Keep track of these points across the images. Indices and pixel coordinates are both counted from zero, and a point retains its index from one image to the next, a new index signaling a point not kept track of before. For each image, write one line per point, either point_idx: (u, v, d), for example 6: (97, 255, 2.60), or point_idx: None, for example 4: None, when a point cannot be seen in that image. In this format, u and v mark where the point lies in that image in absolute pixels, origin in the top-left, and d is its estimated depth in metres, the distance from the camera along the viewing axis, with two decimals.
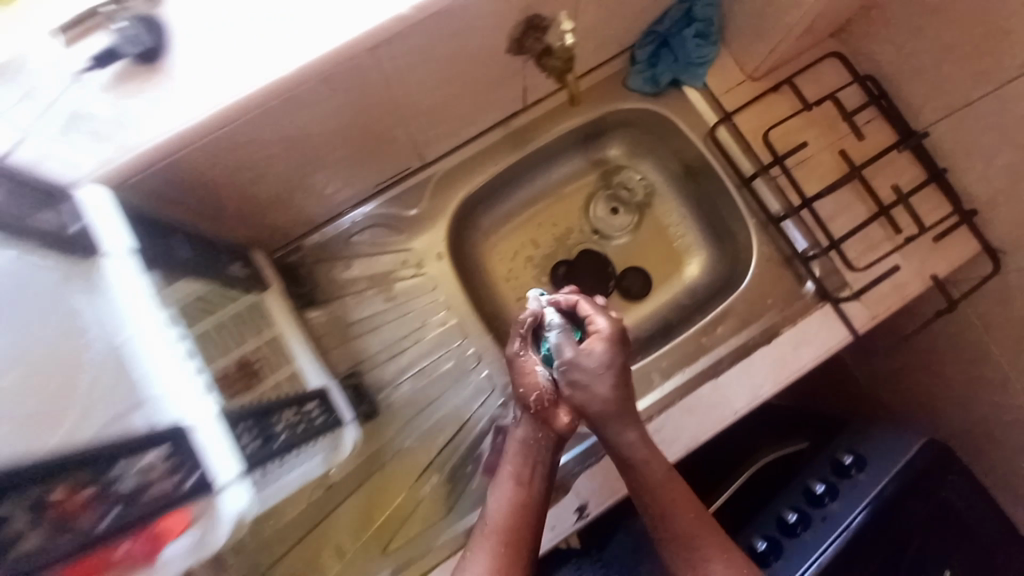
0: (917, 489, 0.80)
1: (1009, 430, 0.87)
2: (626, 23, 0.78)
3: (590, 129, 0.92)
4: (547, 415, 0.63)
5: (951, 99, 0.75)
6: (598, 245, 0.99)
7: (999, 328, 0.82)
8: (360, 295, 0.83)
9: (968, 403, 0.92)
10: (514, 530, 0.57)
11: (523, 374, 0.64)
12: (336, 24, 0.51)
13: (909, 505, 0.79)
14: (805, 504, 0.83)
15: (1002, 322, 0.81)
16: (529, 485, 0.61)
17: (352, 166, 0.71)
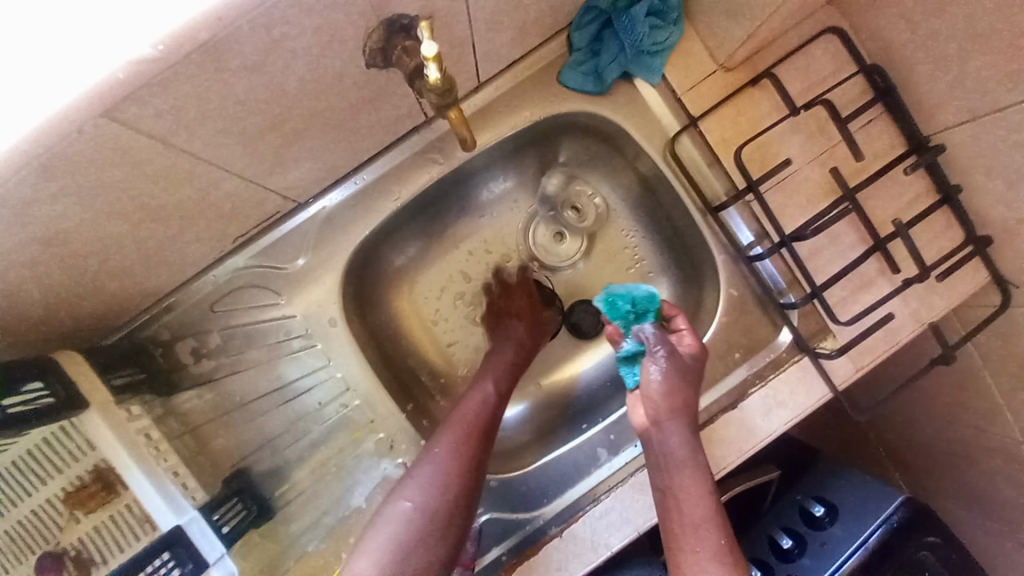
0: (892, 550, 0.72)
1: (994, 464, 0.78)
2: (550, 1, 0.57)
3: (520, 138, 0.71)
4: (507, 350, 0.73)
5: (974, 103, 0.57)
6: (546, 284, 0.82)
7: (998, 364, 0.71)
8: (240, 373, 0.66)
9: (952, 432, 0.83)
10: (451, 514, 0.55)
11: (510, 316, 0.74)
12: (51, 76, 0.35)
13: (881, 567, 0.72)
14: (773, 559, 0.79)
15: (1002, 358, 0.70)
16: (494, 413, 0.63)
17: (180, 229, 0.53)
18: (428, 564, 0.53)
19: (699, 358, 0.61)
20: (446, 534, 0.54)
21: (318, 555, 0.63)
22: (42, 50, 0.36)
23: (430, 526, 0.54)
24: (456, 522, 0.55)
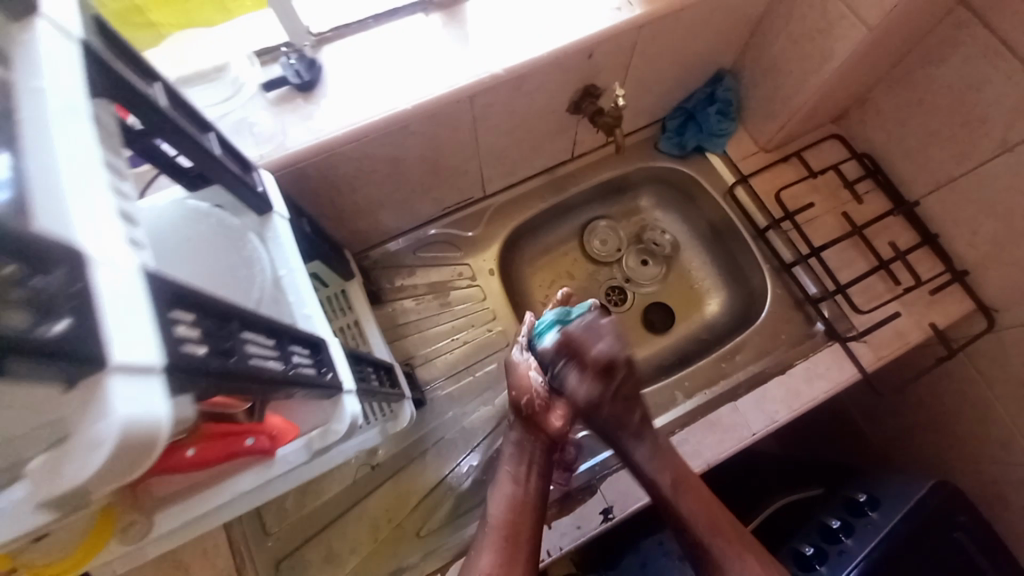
0: (934, 530, 0.81)
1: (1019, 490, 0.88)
2: (661, 98, 0.97)
3: (622, 182, 1.08)
4: (540, 422, 0.73)
5: (936, 176, 0.88)
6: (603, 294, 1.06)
7: (997, 376, 0.87)
8: (419, 299, 0.96)
9: (979, 461, 0.94)
10: (508, 534, 0.65)
11: (518, 379, 0.74)
12: (446, 72, 0.68)
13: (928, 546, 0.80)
14: (821, 541, 0.85)
15: (999, 372, 0.86)
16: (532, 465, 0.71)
17: (430, 188, 0.86)
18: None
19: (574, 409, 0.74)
20: (518, 555, 0.64)
21: (450, 441, 0.88)
22: (428, 62, 0.69)
23: (496, 547, 0.64)
24: (524, 543, 0.65)
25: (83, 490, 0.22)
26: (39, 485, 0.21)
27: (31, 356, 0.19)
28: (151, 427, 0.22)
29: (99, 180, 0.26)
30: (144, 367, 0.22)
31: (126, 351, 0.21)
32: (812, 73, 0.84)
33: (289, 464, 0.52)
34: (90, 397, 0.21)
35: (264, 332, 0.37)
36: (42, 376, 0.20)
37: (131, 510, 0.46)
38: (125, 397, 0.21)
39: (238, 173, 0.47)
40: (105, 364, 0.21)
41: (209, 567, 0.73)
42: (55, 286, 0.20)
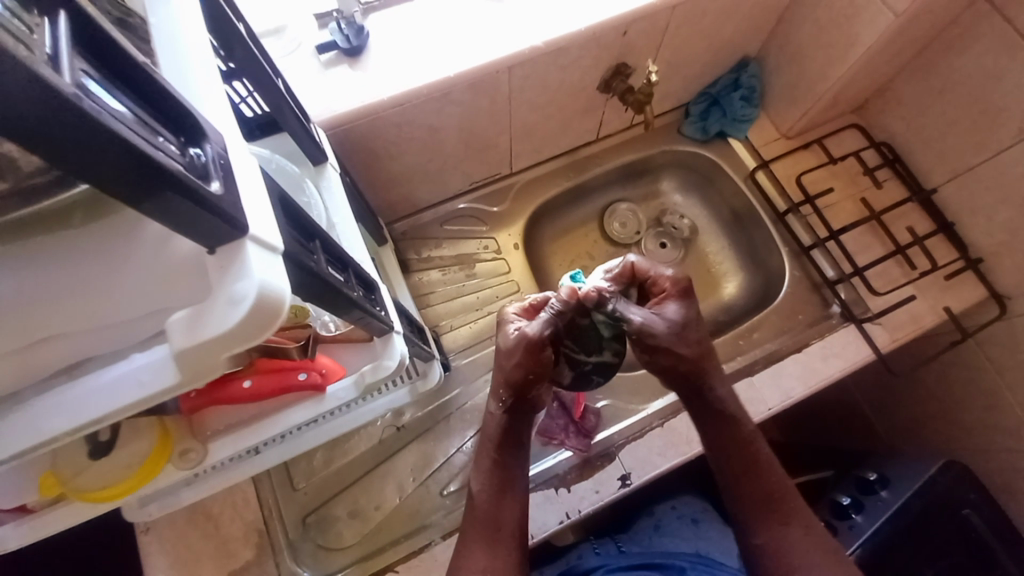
0: (944, 511, 0.79)
1: None
2: (687, 82, 0.99)
3: (644, 165, 1.10)
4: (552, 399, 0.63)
5: (954, 164, 0.89)
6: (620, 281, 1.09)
7: (1009, 364, 0.85)
8: (445, 270, 0.99)
9: (985, 449, 0.90)
10: (500, 525, 0.61)
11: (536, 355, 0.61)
12: (486, 44, 0.71)
13: (943, 529, 0.79)
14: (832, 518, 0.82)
15: (1012, 360, 0.84)
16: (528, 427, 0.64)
17: (462, 161, 0.89)
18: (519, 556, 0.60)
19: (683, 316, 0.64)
20: (506, 542, 0.60)
21: (472, 407, 0.90)
22: (469, 33, 0.71)
23: (485, 534, 0.61)
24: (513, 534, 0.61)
25: (210, 353, 0.25)
26: (176, 338, 0.24)
27: (187, 201, 0.22)
28: (277, 297, 0.25)
29: (214, 74, 0.28)
30: (269, 243, 0.25)
31: (258, 225, 0.25)
32: (837, 61, 0.86)
33: (340, 401, 0.54)
34: (230, 260, 0.24)
35: (334, 258, 0.40)
36: (194, 238, 0.24)
37: (188, 437, 0.49)
38: (259, 264, 0.25)
39: (300, 117, 0.51)
40: (243, 231, 0.24)
41: (241, 516, 0.77)
42: (205, 158, 0.24)
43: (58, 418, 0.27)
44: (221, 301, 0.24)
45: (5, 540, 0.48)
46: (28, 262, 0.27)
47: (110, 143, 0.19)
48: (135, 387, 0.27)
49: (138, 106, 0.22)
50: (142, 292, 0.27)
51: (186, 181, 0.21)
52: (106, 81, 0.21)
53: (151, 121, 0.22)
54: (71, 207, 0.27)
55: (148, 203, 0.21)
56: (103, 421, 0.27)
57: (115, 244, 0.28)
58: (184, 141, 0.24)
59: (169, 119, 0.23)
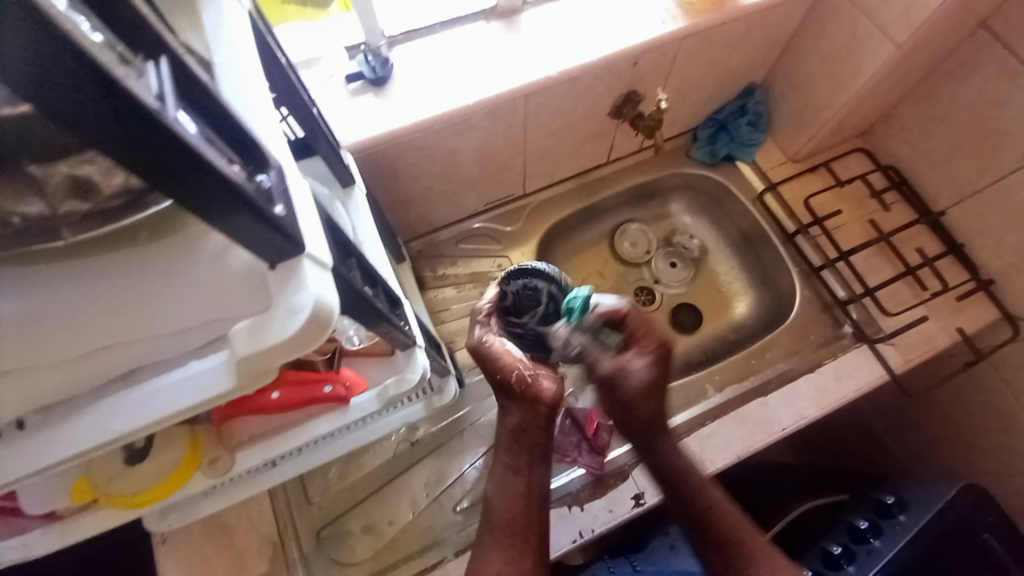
0: (965, 536, 0.77)
1: None
2: (696, 108, 1.02)
3: (653, 187, 1.13)
4: (533, 395, 0.60)
5: (961, 187, 0.91)
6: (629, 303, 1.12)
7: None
8: (460, 287, 1.02)
9: (1004, 473, 0.88)
10: (514, 530, 0.60)
11: (495, 358, 0.61)
12: (504, 73, 0.74)
13: (964, 555, 0.77)
14: (850, 541, 0.81)
15: None
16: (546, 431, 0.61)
17: (478, 183, 0.92)
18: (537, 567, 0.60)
19: (654, 376, 0.62)
20: (523, 552, 0.60)
21: (486, 424, 0.91)
22: (487, 64, 0.75)
23: (501, 544, 0.60)
24: (532, 541, 0.60)
25: (267, 359, 0.27)
26: (241, 344, 0.27)
27: (258, 220, 0.25)
28: (330, 310, 0.27)
29: (269, 108, 0.32)
30: (322, 261, 0.28)
31: (313, 243, 0.28)
32: (841, 88, 0.89)
33: (363, 412, 0.55)
34: (289, 275, 0.27)
35: (366, 274, 0.42)
36: (259, 253, 0.27)
37: (217, 446, 0.51)
38: (314, 279, 0.28)
39: (332, 142, 0.55)
40: (301, 248, 0.27)
41: (256, 530, 0.78)
42: (269, 184, 0.27)
43: (118, 419, 0.29)
44: (282, 311, 0.27)
45: (34, 545, 0.50)
46: (96, 276, 0.30)
47: (201, 170, 0.22)
48: (192, 392, 0.29)
49: (218, 136, 0.25)
50: (201, 302, 0.30)
51: (257, 203, 0.25)
52: (195, 116, 0.24)
53: (228, 150, 0.25)
54: (139, 227, 0.30)
55: (223, 220, 0.25)
56: (159, 424, 0.29)
57: (172, 260, 0.30)
58: (252, 167, 0.27)
59: (242, 148, 0.26)
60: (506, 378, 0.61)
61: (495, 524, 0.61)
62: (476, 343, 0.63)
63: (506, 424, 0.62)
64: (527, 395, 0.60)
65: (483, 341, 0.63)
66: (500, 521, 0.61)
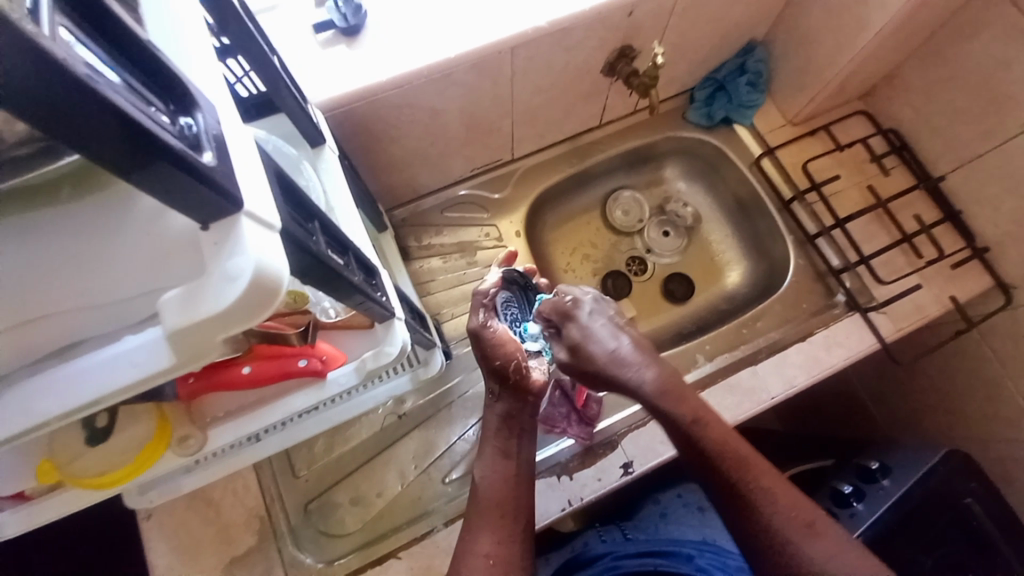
0: (945, 501, 0.78)
1: None
2: (693, 66, 0.97)
3: (648, 151, 1.08)
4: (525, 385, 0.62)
5: (962, 152, 0.87)
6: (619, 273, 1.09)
7: (1012, 354, 0.84)
8: (447, 257, 0.98)
9: (985, 440, 0.89)
10: (505, 509, 0.59)
11: (498, 344, 0.62)
12: (487, 24, 0.68)
13: (942, 520, 0.78)
14: (833, 506, 0.82)
15: (1015, 350, 0.83)
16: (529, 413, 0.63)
17: (463, 147, 0.88)
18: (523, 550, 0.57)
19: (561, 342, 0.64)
20: (513, 534, 0.58)
21: (475, 395, 0.90)
22: (469, 11, 0.69)
23: (492, 525, 0.58)
24: (520, 522, 0.59)
25: (206, 332, 0.25)
26: (173, 315, 0.24)
27: (181, 171, 0.22)
28: (273, 277, 0.25)
29: (206, 48, 0.28)
30: (265, 221, 0.26)
31: (253, 200, 0.26)
32: (844, 45, 0.84)
33: (340, 387, 0.53)
34: (225, 236, 0.25)
35: (334, 242, 0.39)
36: (187, 212, 0.24)
37: (184, 423, 0.48)
38: (254, 241, 0.25)
39: (297, 97, 0.50)
40: (238, 205, 0.25)
41: (241, 503, 0.77)
42: (196, 128, 0.24)
43: (50, 400, 0.26)
44: (218, 278, 0.24)
45: (3, 526, 0.47)
46: (12, 240, 0.26)
47: (96, 108, 0.19)
48: (132, 366, 0.26)
49: (130, 72, 0.22)
50: (138, 268, 0.27)
51: (175, 149, 0.21)
52: (92, 45, 0.21)
53: (144, 89, 0.22)
54: (59, 181, 0.26)
55: (138, 173, 0.21)
56: (97, 404, 0.27)
57: (102, 226, 0.27)
58: (175, 109, 0.24)
59: (160, 85, 0.23)
60: (506, 365, 0.62)
61: (486, 507, 0.59)
62: (475, 328, 0.64)
63: (494, 410, 0.64)
64: (518, 385, 0.62)
65: (483, 326, 0.64)
66: (490, 503, 0.60)
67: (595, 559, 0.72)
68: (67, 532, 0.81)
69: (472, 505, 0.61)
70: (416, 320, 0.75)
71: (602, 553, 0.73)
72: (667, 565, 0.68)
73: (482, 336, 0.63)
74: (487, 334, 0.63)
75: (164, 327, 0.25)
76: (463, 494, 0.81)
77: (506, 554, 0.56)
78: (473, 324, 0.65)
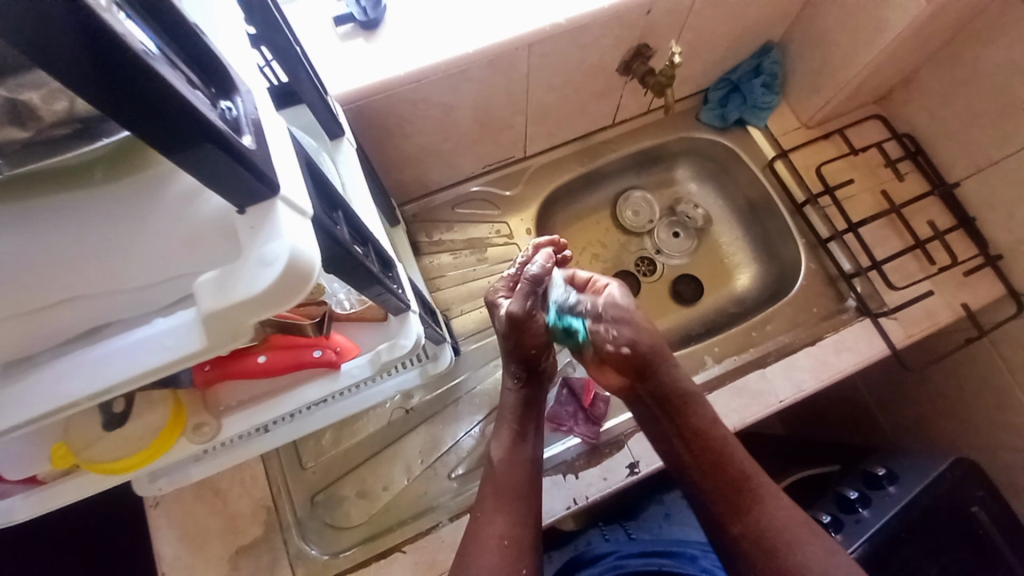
0: (953, 509, 0.78)
1: None
2: (708, 67, 0.97)
3: (660, 152, 1.08)
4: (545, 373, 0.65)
5: (977, 159, 0.87)
6: (628, 273, 1.09)
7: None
8: (456, 254, 0.98)
9: (993, 449, 0.89)
10: (518, 493, 0.59)
11: (537, 335, 0.61)
12: (505, 19, 0.68)
13: (950, 528, 0.77)
14: (838, 511, 0.81)
15: None
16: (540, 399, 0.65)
17: (475, 143, 0.88)
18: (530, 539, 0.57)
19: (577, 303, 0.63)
20: (525, 516, 0.58)
21: (483, 392, 0.90)
22: (488, 7, 0.69)
23: (502, 508, 0.58)
24: (530, 508, 0.59)
25: (238, 316, 0.25)
26: (207, 298, 0.24)
27: (223, 153, 0.22)
28: (306, 264, 0.25)
29: (242, 35, 0.29)
30: (299, 207, 0.26)
31: (287, 186, 0.26)
32: (862, 48, 0.83)
33: (353, 379, 0.53)
34: (260, 220, 0.25)
35: (356, 232, 0.39)
36: (224, 195, 0.24)
37: (198, 410, 0.49)
38: (289, 227, 0.25)
39: (319, 89, 0.50)
40: (274, 190, 0.25)
41: (248, 494, 0.78)
42: (235, 111, 0.25)
43: (80, 382, 0.27)
44: (252, 262, 0.24)
45: (13, 510, 0.48)
46: (42, 220, 0.27)
47: (148, 86, 0.19)
48: (164, 350, 0.26)
49: (176, 54, 0.22)
50: (170, 254, 0.27)
51: (219, 132, 0.22)
52: (150, 27, 0.21)
53: (189, 71, 0.23)
54: (94, 163, 0.27)
55: (182, 153, 0.22)
56: (127, 386, 0.27)
57: (133, 211, 0.27)
58: (215, 92, 0.24)
59: (205, 67, 0.24)
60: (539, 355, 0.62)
61: (498, 490, 0.59)
62: (521, 315, 0.60)
63: (511, 395, 0.65)
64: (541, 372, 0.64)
65: (530, 314, 0.60)
66: (501, 487, 0.60)
67: (599, 558, 0.72)
68: (74, 518, 0.82)
69: (485, 490, 0.61)
70: (427, 314, 0.75)
71: (606, 553, 0.73)
72: (671, 565, 0.68)
73: (528, 325, 0.60)
74: (531, 324, 0.60)
75: (198, 309, 0.25)
76: (470, 489, 0.81)
77: (519, 537, 0.56)
78: (517, 309, 0.60)
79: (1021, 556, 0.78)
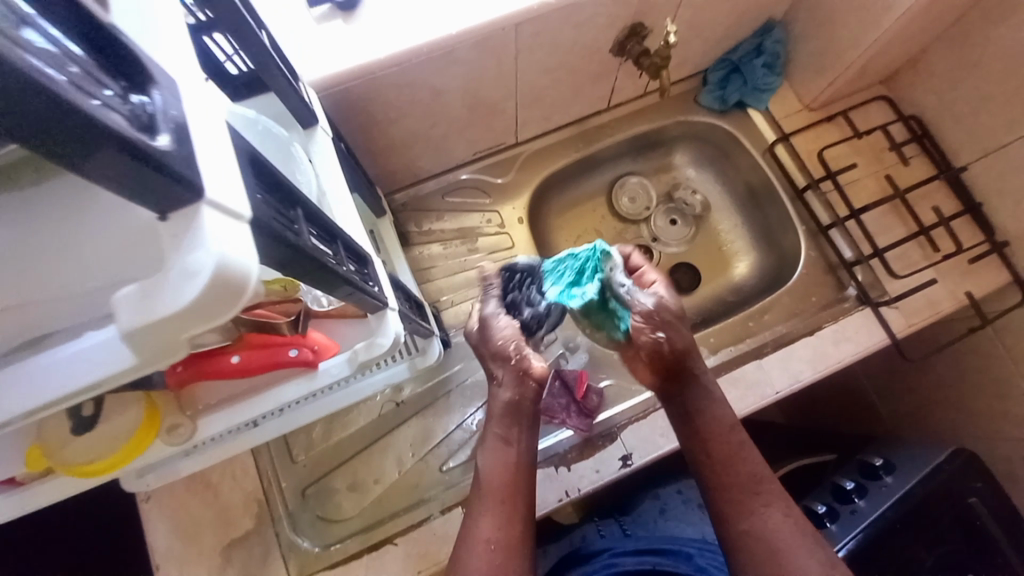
0: (950, 499, 0.76)
1: None
2: (707, 47, 0.93)
3: (657, 136, 1.04)
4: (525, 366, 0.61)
5: (986, 142, 0.83)
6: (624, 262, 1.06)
7: None
8: (447, 244, 0.96)
9: (993, 439, 0.87)
10: (505, 494, 0.58)
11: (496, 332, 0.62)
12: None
13: (946, 519, 0.76)
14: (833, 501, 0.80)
15: None
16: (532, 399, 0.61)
17: (465, 129, 0.85)
18: (518, 535, 0.56)
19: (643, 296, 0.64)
20: (513, 517, 0.57)
21: (475, 383, 0.89)
22: None
23: (493, 510, 0.57)
24: (520, 505, 0.58)
25: (168, 331, 0.24)
26: (132, 315, 0.23)
27: (128, 156, 0.20)
28: (234, 271, 0.24)
29: (178, 25, 0.27)
30: (230, 210, 0.24)
31: (216, 187, 0.24)
32: (868, 26, 0.79)
33: (332, 378, 0.52)
34: (183, 227, 0.23)
35: (321, 230, 0.37)
36: (143, 201, 0.22)
37: (174, 410, 0.48)
38: (213, 234, 0.23)
39: (288, 77, 0.48)
40: (199, 194, 0.23)
41: (239, 487, 0.78)
42: (151, 107, 0.23)
43: (11, 400, 0.25)
44: (175, 274, 0.23)
45: None
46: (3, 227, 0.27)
47: (25, 90, 0.17)
48: (96, 366, 0.25)
49: (77, 49, 0.21)
50: (115, 256, 0.27)
51: (121, 133, 0.20)
52: (38, 23, 0.19)
53: (91, 67, 0.21)
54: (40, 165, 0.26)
55: (82, 159, 0.20)
56: (61, 403, 0.26)
57: (84, 214, 0.27)
58: (127, 87, 0.22)
59: (111, 63, 0.22)
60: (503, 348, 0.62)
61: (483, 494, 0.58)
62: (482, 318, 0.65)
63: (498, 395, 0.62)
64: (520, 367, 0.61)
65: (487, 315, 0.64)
66: (488, 490, 0.59)
67: (593, 555, 0.72)
68: (69, 511, 0.82)
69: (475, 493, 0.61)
70: (414, 309, 0.74)
71: (601, 550, 0.72)
72: (666, 564, 0.67)
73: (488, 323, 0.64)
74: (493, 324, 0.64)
75: (121, 326, 0.24)
76: (461, 481, 0.81)
77: (507, 537, 0.56)
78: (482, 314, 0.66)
79: (1018, 546, 0.77)
